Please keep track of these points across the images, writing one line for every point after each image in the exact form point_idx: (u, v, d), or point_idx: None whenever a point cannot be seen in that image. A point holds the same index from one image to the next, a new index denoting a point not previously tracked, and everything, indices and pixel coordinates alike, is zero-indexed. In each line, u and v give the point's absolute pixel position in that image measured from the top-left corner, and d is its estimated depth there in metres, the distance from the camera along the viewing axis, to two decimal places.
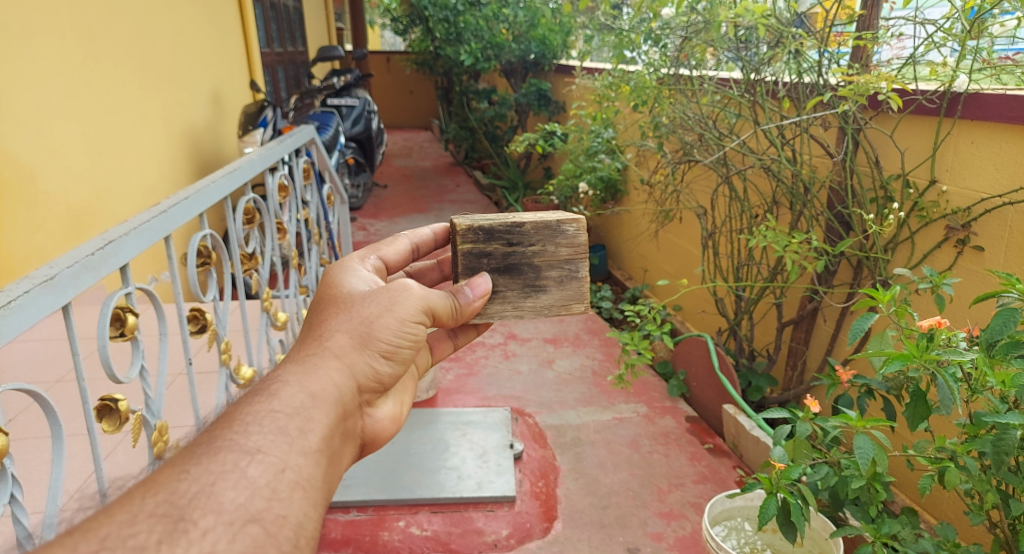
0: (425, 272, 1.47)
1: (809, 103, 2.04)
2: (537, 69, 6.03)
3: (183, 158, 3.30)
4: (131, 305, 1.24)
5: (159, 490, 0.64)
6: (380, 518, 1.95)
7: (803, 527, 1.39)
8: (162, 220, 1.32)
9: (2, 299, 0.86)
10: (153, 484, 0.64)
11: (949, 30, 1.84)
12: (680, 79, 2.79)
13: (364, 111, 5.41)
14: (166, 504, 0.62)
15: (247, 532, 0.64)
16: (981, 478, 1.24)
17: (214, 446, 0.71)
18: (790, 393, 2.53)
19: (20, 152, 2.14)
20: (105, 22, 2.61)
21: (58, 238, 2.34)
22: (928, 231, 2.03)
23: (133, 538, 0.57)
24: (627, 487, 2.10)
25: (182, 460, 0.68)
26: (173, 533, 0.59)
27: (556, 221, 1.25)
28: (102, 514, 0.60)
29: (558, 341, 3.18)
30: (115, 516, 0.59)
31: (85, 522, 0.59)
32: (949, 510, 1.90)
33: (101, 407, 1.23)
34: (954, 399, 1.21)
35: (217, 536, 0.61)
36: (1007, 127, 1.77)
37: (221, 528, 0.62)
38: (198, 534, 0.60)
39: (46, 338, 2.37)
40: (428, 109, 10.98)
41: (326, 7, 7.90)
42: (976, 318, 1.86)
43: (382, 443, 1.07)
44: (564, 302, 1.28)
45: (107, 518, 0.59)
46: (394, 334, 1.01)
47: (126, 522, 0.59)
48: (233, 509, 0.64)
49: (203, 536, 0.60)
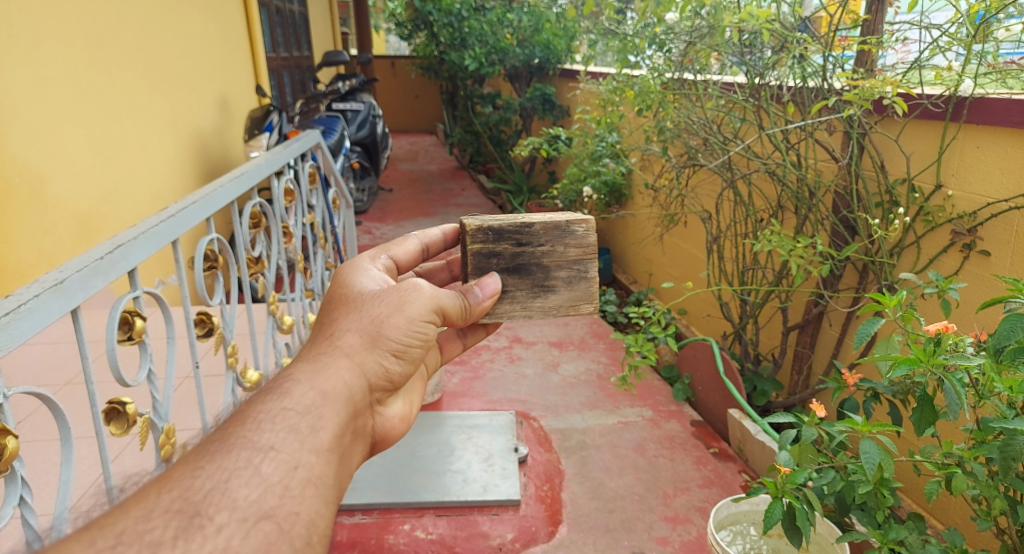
0: (435, 272, 1.47)
1: (814, 107, 2.03)
2: (542, 73, 6.04)
3: (189, 162, 3.31)
4: (140, 309, 1.25)
5: (174, 485, 0.64)
6: (384, 522, 1.95)
7: (808, 532, 1.39)
8: (170, 225, 1.33)
9: (13, 303, 0.87)
10: (168, 480, 0.65)
11: (955, 35, 1.84)
12: (684, 83, 2.77)
13: (368, 115, 5.43)
14: (180, 500, 0.62)
15: (260, 528, 0.64)
16: (988, 484, 1.23)
17: (228, 443, 0.71)
18: (795, 398, 2.53)
19: (28, 157, 2.15)
20: (113, 28, 2.64)
21: (67, 242, 2.35)
22: (934, 236, 2.03)
23: (150, 533, 0.57)
24: (632, 492, 2.10)
25: (195, 457, 0.69)
26: (188, 529, 0.59)
27: (565, 221, 1.26)
28: (118, 509, 0.60)
29: (562, 345, 3.18)
30: (131, 512, 0.59)
31: (102, 517, 0.59)
32: (955, 515, 1.90)
33: (109, 409, 1.24)
34: (960, 404, 1.20)
35: (231, 532, 0.62)
36: (1012, 131, 1.77)
37: (235, 524, 0.63)
38: (213, 529, 0.61)
39: (54, 342, 2.39)
40: (433, 114, 11.01)
41: (331, 11, 7.92)
42: (983, 323, 1.85)
43: (391, 442, 1.08)
44: (573, 303, 1.28)
45: (123, 513, 0.59)
46: (404, 334, 1.01)
47: (143, 518, 0.59)
48: (246, 506, 0.65)
49: (218, 532, 0.61)
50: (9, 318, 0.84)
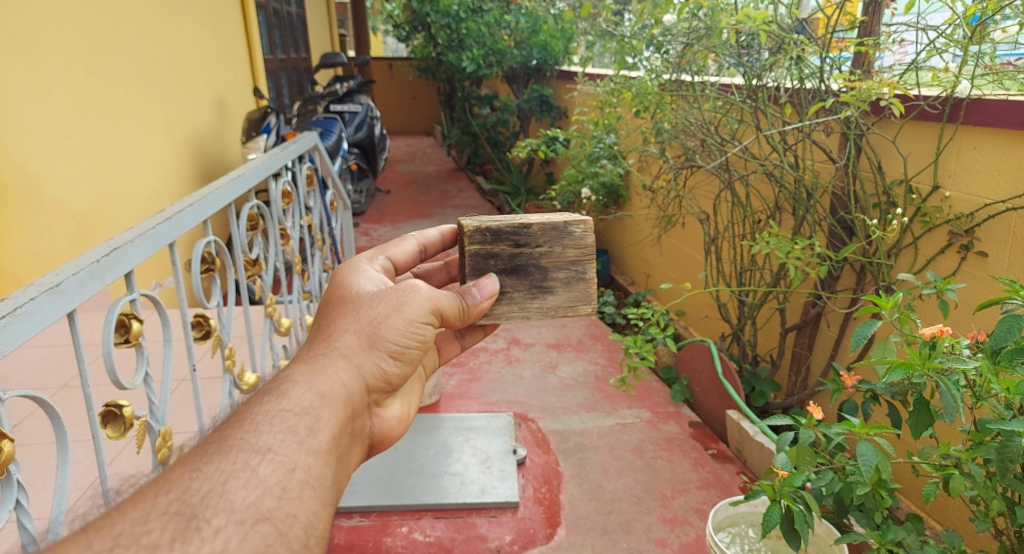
0: (433, 273, 1.47)
1: (811, 109, 2.03)
2: (540, 75, 6.04)
3: (186, 164, 3.31)
4: (137, 312, 1.24)
5: (172, 488, 0.64)
6: (382, 524, 1.95)
7: (806, 534, 1.38)
8: (167, 227, 1.33)
9: (9, 306, 0.87)
10: (165, 482, 0.64)
11: (952, 36, 1.84)
12: (682, 85, 2.77)
13: (366, 116, 5.43)
14: (178, 502, 0.62)
15: (258, 530, 0.64)
16: (986, 485, 1.24)
17: (226, 445, 0.71)
18: (793, 399, 2.53)
19: (24, 159, 2.15)
20: (110, 29, 2.64)
21: (63, 244, 2.34)
22: (931, 237, 2.03)
23: (147, 536, 0.57)
24: (630, 494, 2.10)
25: (193, 459, 0.68)
26: (186, 531, 0.59)
27: (563, 222, 1.26)
28: (115, 512, 0.60)
29: (560, 347, 3.18)
30: (128, 514, 0.59)
31: (99, 520, 0.59)
32: (954, 516, 1.90)
33: (104, 413, 1.23)
34: (957, 407, 1.21)
35: (229, 535, 0.61)
36: (1009, 132, 1.77)
37: (233, 526, 0.62)
38: (211, 532, 0.60)
39: (51, 344, 2.38)
40: (431, 116, 11.01)
41: (329, 13, 7.92)
42: (980, 324, 1.86)
43: (389, 443, 1.08)
44: (571, 303, 1.28)
45: (120, 516, 0.59)
46: (401, 335, 1.01)
47: (139, 520, 0.59)
48: (243, 508, 0.65)
49: (215, 534, 0.60)
50: (5, 321, 0.84)
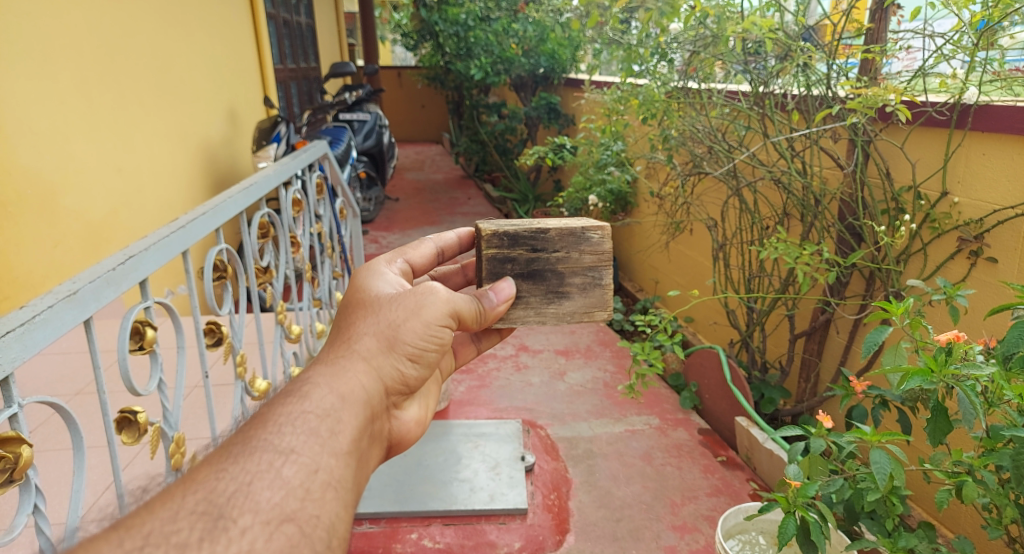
0: (449, 276, 1.48)
1: (819, 115, 2.02)
2: (547, 83, 6.08)
3: (197, 172, 3.34)
4: (150, 319, 1.26)
5: (198, 487, 0.65)
6: (392, 531, 1.95)
7: (821, 544, 1.37)
8: (181, 235, 1.35)
9: (28, 313, 0.88)
10: (192, 482, 0.66)
11: (960, 43, 1.83)
12: (689, 92, 2.80)
13: (375, 125, 5.44)
14: (205, 502, 0.63)
15: (283, 531, 0.64)
16: (999, 492, 1.22)
17: (250, 446, 0.72)
18: (803, 406, 2.52)
19: (42, 169, 2.20)
20: (123, 40, 2.68)
21: (78, 253, 2.38)
22: (940, 242, 2.02)
23: (177, 535, 0.58)
24: (639, 501, 2.10)
25: (218, 460, 0.70)
26: (213, 531, 0.60)
27: (580, 228, 1.27)
28: (143, 510, 0.61)
29: (568, 353, 3.19)
30: (158, 513, 0.60)
31: (128, 518, 0.60)
32: (966, 523, 1.90)
33: (120, 419, 1.24)
34: (975, 412, 1.18)
35: (255, 535, 0.62)
36: (1018, 138, 1.77)
37: (258, 527, 0.63)
38: (237, 532, 0.61)
39: (65, 352, 2.41)
40: (440, 124, 11.08)
41: (338, 25, 8.01)
42: (991, 330, 1.85)
43: (407, 445, 1.09)
44: (587, 309, 1.28)
45: (149, 515, 0.60)
46: (420, 338, 1.03)
47: (169, 519, 0.60)
48: (268, 509, 0.65)
49: (242, 534, 0.61)
50: (25, 328, 0.86)
